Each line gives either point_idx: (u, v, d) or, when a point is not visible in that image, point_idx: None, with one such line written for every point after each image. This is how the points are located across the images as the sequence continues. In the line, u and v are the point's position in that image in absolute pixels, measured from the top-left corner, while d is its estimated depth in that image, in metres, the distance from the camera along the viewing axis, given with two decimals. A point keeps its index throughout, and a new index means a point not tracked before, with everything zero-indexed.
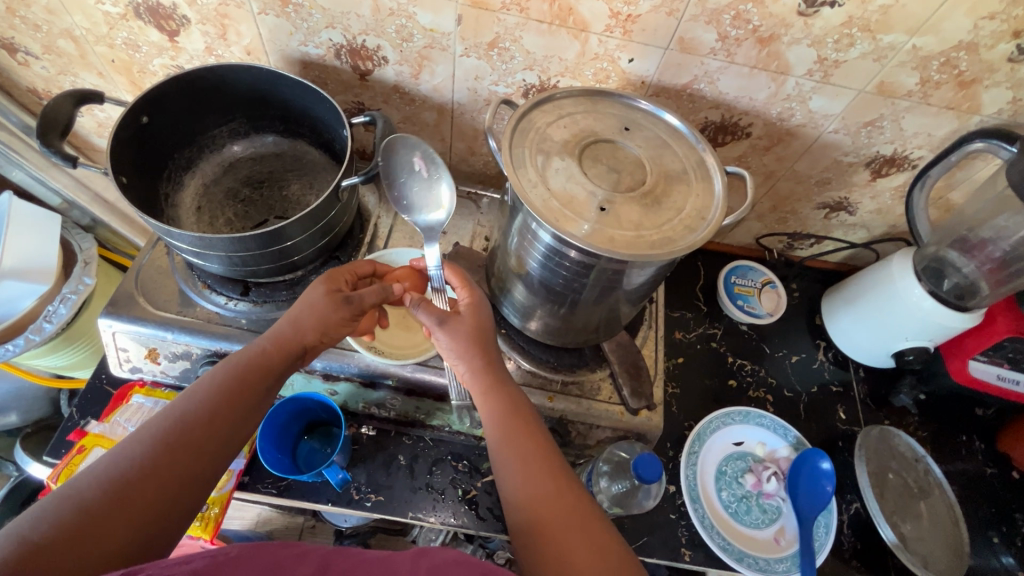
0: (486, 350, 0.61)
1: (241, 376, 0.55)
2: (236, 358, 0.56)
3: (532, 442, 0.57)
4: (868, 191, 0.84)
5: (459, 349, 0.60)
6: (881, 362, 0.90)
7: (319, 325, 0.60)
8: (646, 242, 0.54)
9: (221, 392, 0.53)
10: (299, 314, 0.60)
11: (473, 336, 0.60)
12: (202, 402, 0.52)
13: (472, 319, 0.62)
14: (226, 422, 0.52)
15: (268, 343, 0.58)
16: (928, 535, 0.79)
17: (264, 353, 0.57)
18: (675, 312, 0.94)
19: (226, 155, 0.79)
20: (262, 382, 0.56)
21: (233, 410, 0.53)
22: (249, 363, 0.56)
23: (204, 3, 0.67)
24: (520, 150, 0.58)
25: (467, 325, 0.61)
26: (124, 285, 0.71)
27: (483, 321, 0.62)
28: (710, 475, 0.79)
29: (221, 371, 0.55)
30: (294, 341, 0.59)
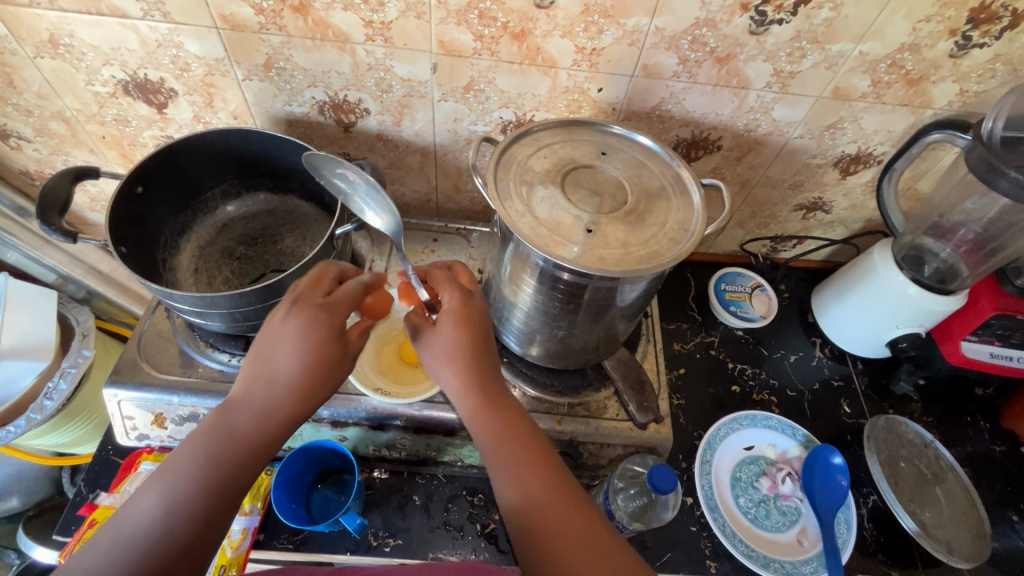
0: (477, 364, 0.58)
1: (229, 454, 0.48)
2: (212, 425, 0.50)
3: (528, 454, 0.56)
4: (841, 189, 0.88)
5: (445, 362, 0.59)
6: (876, 352, 0.92)
7: (315, 385, 0.52)
8: (634, 257, 0.56)
9: (205, 479, 0.46)
10: (290, 367, 0.51)
11: (459, 350, 0.59)
12: (189, 494, 0.45)
13: (460, 335, 0.59)
14: (219, 509, 0.46)
15: (251, 409, 0.50)
16: (948, 520, 0.79)
17: (250, 420, 0.50)
18: (671, 324, 0.96)
19: (220, 216, 0.81)
20: (247, 456, 0.49)
21: (224, 495, 0.46)
22: (230, 434, 0.48)
23: (191, 74, 0.71)
24: (504, 184, 0.60)
25: (457, 342, 0.59)
26: (127, 353, 0.71)
27: (474, 336, 0.59)
28: (725, 483, 0.79)
29: (206, 445, 0.48)
30: (286, 411, 0.51)
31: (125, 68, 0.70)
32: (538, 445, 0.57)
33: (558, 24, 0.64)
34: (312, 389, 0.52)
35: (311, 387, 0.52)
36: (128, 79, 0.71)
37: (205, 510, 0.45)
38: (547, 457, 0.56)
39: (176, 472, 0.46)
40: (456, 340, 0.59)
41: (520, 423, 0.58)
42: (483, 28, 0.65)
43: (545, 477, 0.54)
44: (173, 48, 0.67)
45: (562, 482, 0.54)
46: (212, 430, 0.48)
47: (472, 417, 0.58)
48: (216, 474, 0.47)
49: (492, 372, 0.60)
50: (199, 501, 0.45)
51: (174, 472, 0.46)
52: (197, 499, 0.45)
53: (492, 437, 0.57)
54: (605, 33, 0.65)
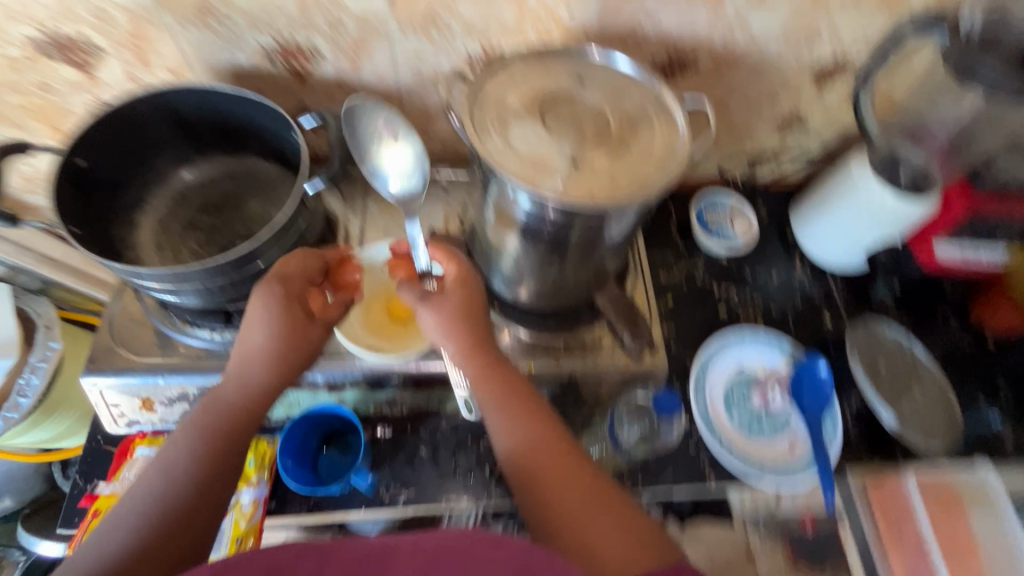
0: (472, 330, 0.61)
1: (222, 429, 0.56)
2: (207, 407, 0.57)
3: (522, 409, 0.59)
4: (817, 102, 0.87)
5: (445, 331, 0.61)
6: (854, 264, 0.94)
7: (284, 358, 0.58)
8: (622, 187, 0.54)
9: (199, 451, 0.55)
10: (257, 344, 0.57)
11: (457, 318, 0.61)
12: (190, 468, 0.54)
13: (458, 310, 0.61)
14: (214, 477, 0.54)
15: (235, 389, 0.57)
16: (924, 411, 0.84)
17: (233, 399, 0.57)
18: (655, 255, 0.96)
19: (176, 185, 0.75)
20: (237, 430, 0.57)
21: (218, 465, 0.55)
22: (219, 414, 0.57)
23: (117, 26, 0.63)
24: (481, 122, 0.57)
25: (455, 317, 0.61)
26: (100, 339, 0.67)
27: (470, 309, 0.62)
28: (718, 400, 0.82)
29: (200, 426, 0.56)
30: (264, 384, 0.58)
31: (39, 25, 0.62)
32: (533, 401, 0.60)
33: None
34: (282, 362, 0.58)
35: (283, 361, 0.58)
36: (45, 38, 0.63)
37: (202, 481, 0.54)
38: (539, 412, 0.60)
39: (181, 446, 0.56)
40: (453, 317, 0.60)
41: (514, 382, 0.61)
42: None
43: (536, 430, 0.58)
44: None
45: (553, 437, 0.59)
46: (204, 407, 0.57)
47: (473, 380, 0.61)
48: (209, 448, 0.55)
49: (487, 336, 0.62)
50: (196, 477, 0.54)
51: (178, 448, 0.55)
52: (195, 473, 0.54)
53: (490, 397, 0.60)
54: None
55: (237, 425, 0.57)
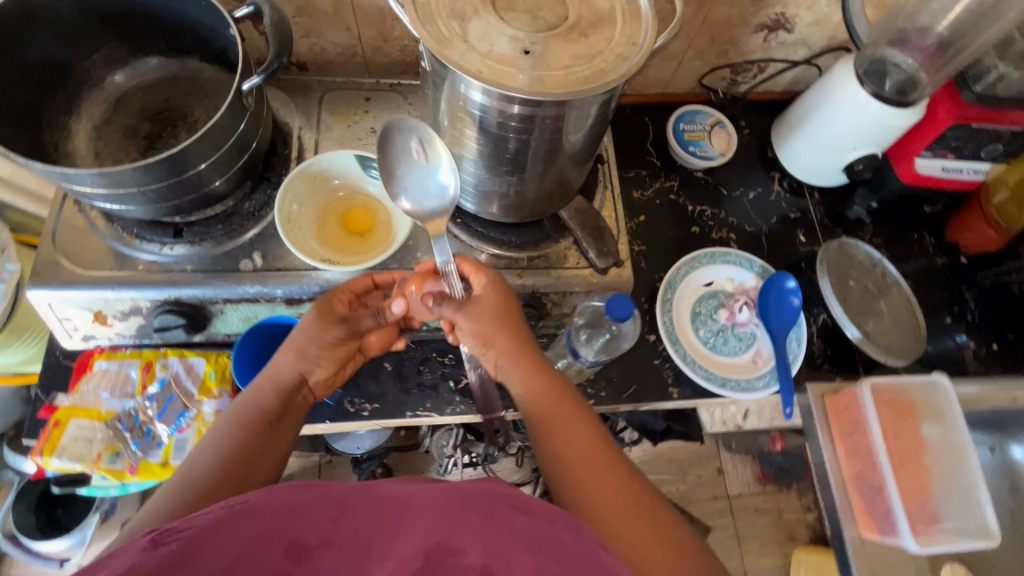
0: (513, 332, 0.62)
1: (255, 420, 0.57)
2: (240, 405, 0.59)
3: (564, 399, 0.59)
4: (804, 1, 0.81)
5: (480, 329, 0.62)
6: (833, 179, 0.91)
7: (318, 355, 0.62)
8: (579, 77, 0.50)
9: (229, 442, 0.55)
10: (294, 341, 0.61)
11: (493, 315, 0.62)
12: (223, 452, 0.54)
13: (493, 303, 0.62)
14: (246, 459, 0.54)
15: (263, 385, 0.60)
16: (889, 326, 0.85)
17: (261, 396, 0.60)
18: (629, 172, 0.93)
19: (110, 90, 0.70)
20: (268, 423, 0.58)
21: (249, 449, 0.55)
22: (251, 411, 0.58)
23: None
24: (427, 7, 0.52)
25: (490, 309, 0.62)
26: (42, 252, 0.65)
27: (506, 305, 0.62)
28: (685, 317, 0.82)
29: (234, 420, 0.57)
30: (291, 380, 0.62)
31: None
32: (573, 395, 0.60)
33: None
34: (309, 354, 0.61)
35: (308, 354, 0.61)
36: None
37: (234, 459, 0.54)
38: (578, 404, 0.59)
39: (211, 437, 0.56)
40: (492, 313, 0.62)
41: (553, 374, 0.62)
42: None
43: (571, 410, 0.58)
44: None
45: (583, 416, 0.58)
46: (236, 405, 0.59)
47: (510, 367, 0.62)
48: (237, 435, 0.56)
49: (524, 336, 0.63)
50: (227, 456, 0.54)
51: (211, 440, 0.55)
52: (224, 454, 0.54)
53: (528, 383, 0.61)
54: None
55: (270, 419, 0.58)
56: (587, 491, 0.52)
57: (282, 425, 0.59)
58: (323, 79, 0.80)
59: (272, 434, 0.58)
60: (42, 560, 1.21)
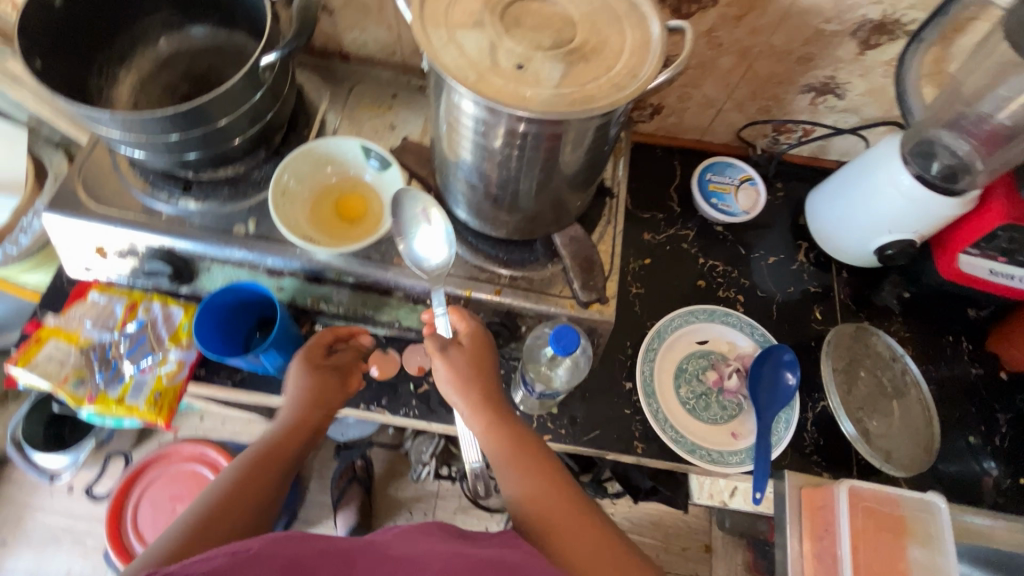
0: (483, 381, 0.65)
1: (260, 461, 0.61)
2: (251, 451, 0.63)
3: (541, 470, 0.61)
4: (857, 68, 0.76)
5: (460, 378, 0.64)
6: (864, 261, 0.85)
7: (317, 393, 0.67)
8: (565, 99, 0.49)
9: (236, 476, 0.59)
10: (294, 388, 0.67)
11: (467, 369, 0.65)
12: (229, 487, 0.58)
13: (472, 351, 0.66)
14: (250, 496, 0.58)
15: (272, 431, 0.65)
16: (896, 430, 0.76)
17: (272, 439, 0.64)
18: (645, 213, 0.90)
19: (161, 50, 0.76)
20: (275, 467, 0.62)
21: (255, 485, 0.59)
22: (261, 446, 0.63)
23: None
24: (434, 10, 0.53)
25: (467, 356, 0.65)
26: (67, 184, 0.70)
27: (483, 353, 0.66)
28: (669, 373, 0.78)
29: (243, 460, 0.61)
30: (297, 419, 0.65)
31: None
32: (548, 459, 0.62)
33: None
34: (312, 398, 0.66)
35: (313, 395, 0.66)
36: None
37: (238, 490, 0.58)
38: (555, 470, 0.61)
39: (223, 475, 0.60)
40: (470, 364, 0.65)
41: (524, 436, 0.63)
42: None
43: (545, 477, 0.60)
44: None
45: (559, 483, 0.60)
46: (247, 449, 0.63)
47: (485, 437, 0.63)
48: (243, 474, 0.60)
49: (496, 391, 0.66)
50: (233, 488, 0.58)
51: (222, 479, 0.59)
52: (226, 489, 0.58)
53: (504, 454, 0.62)
54: None
55: (272, 461, 0.62)
56: (569, 559, 0.55)
57: (288, 462, 0.63)
58: (358, 71, 0.83)
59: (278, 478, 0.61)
60: (36, 471, 1.26)
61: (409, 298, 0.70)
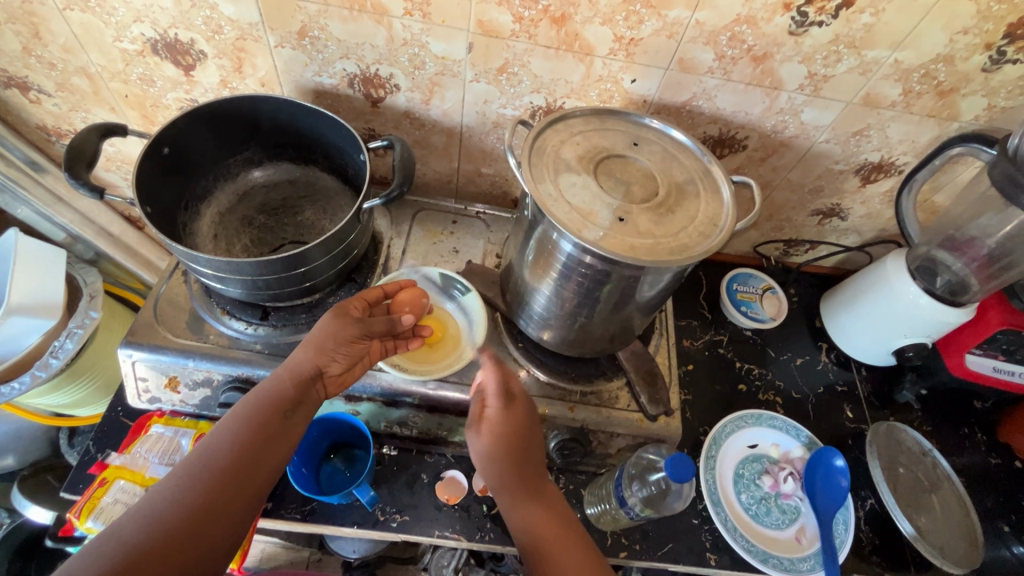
0: (523, 457, 0.61)
1: (268, 412, 0.58)
2: (259, 390, 0.60)
3: (544, 508, 0.60)
4: (859, 197, 0.89)
5: (495, 454, 0.60)
6: (881, 360, 0.93)
7: (334, 350, 0.62)
8: (663, 248, 0.56)
9: (246, 428, 0.57)
10: (310, 338, 0.62)
11: (510, 444, 0.61)
12: (241, 435, 0.56)
13: (511, 416, 0.62)
14: (256, 445, 0.57)
15: (284, 373, 0.61)
16: (943, 526, 0.81)
17: (280, 384, 0.60)
18: (681, 321, 0.97)
19: (241, 183, 0.80)
20: (282, 412, 0.59)
21: (259, 435, 0.57)
22: (275, 398, 0.59)
23: (223, 37, 0.70)
24: (537, 169, 0.60)
25: (497, 427, 0.62)
26: (142, 315, 0.71)
27: (522, 419, 0.63)
28: (728, 479, 0.80)
29: (247, 406, 0.58)
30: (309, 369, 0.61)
31: (156, 26, 0.69)
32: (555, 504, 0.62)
33: (600, 11, 0.64)
34: (322, 347, 0.62)
35: (323, 345, 0.62)
36: (157, 38, 0.70)
37: (245, 448, 0.56)
38: (558, 511, 0.61)
39: (230, 418, 0.58)
40: (513, 438, 0.61)
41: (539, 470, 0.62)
42: (523, 9, 0.64)
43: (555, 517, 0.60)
44: (207, 9, 0.67)
45: (566, 524, 0.59)
46: (254, 391, 0.60)
47: (507, 496, 0.60)
48: (251, 423, 0.57)
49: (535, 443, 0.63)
50: (241, 444, 0.56)
51: (229, 424, 0.57)
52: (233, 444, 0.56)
53: (518, 495, 0.60)
54: (644, 23, 0.65)
55: (284, 408, 0.59)
56: None
57: (299, 412, 0.60)
58: (418, 199, 0.90)
59: (284, 425, 0.59)
60: None
61: None
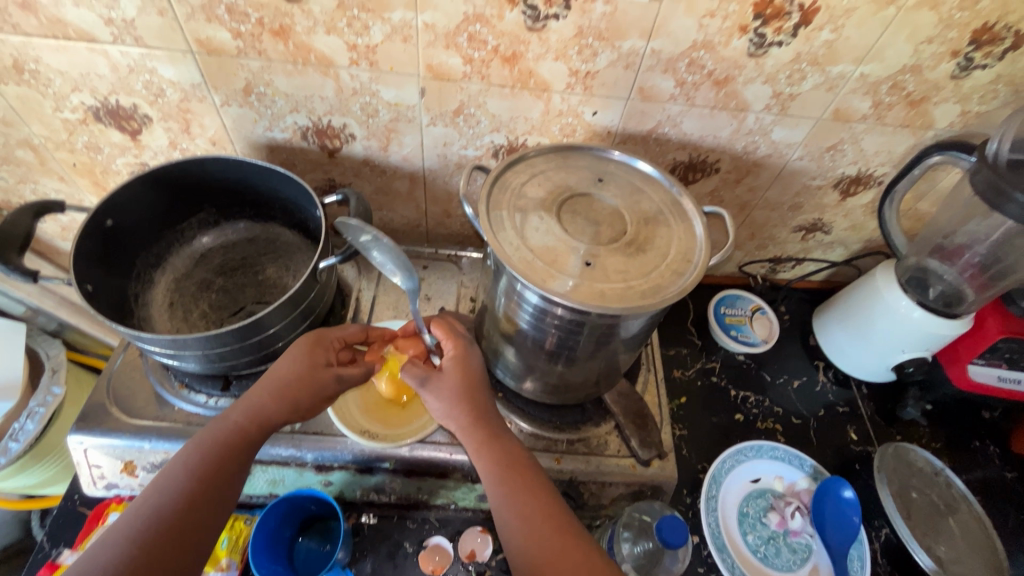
0: (474, 406, 0.58)
1: (221, 458, 0.53)
2: (210, 436, 0.55)
3: (536, 501, 0.54)
4: (840, 211, 0.86)
5: (447, 409, 0.58)
6: (882, 376, 0.89)
7: (307, 401, 0.58)
8: (636, 292, 0.53)
9: (196, 478, 0.52)
10: (275, 383, 0.57)
11: (457, 391, 0.58)
12: (190, 484, 0.51)
13: (456, 373, 0.60)
14: (209, 499, 0.52)
15: (242, 420, 0.56)
16: (965, 553, 0.75)
17: (234, 431, 0.55)
18: (670, 350, 0.93)
19: (197, 247, 0.77)
20: (238, 459, 0.54)
21: (211, 488, 0.52)
22: (228, 440, 0.54)
23: (167, 100, 0.67)
24: (496, 215, 0.57)
25: (452, 382, 0.59)
26: (94, 397, 0.67)
27: (482, 407, 0.59)
28: (732, 519, 0.75)
29: (196, 455, 0.53)
30: (274, 415, 0.57)
31: (95, 94, 0.66)
32: (547, 496, 0.55)
33: (552, 46, 0.62)
34: (291, 396, 0.57)
35: (293, 391, 0.57)
36: (98, 105, 0.68)
37: (196, 501, 0.51)
38: (551, 506, 0.54)
39: (177, 468, 0.52)
40: (463, 385, 0.59)
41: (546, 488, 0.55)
42: (472, 51, 0.62)
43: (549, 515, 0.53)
44: (146, 73, 0.64)
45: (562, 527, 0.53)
46: (203, 436, 0.55)
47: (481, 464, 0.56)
48: (201, 475, 0.52)
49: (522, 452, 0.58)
50: (190, 497, 0.51)
51: (177, 473, 0.52)
52: (181, 497, 0.51)
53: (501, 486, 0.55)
54: (599, 56, 0.63)
55: (239, 456, 0.55)
56: None
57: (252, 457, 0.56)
58: None
59: (239, 476, 0.54)
60: None
61: (466, 478, 0.67)
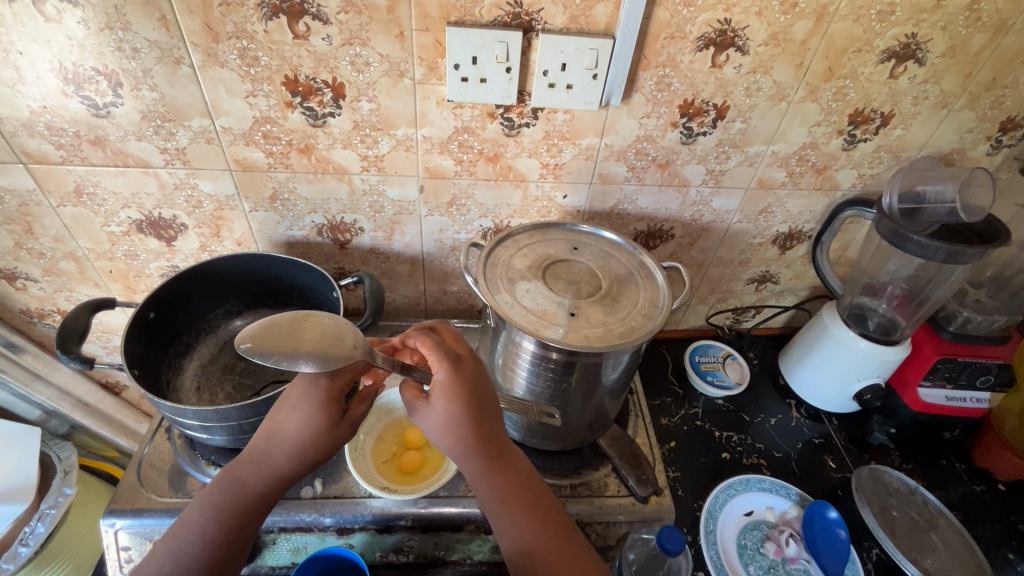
0: (476, 437, 0.59)
1: (238, 521, 0.57)
2: (226, 500, 0.57)
3: (539, 529, 0.58)
4: (783, 263, 1.00)
5: (443, 439, 0.59)
6: (846, 407, 0.98)
7: (317, 457, 0.59)
8: (614, 333, 0.63)
9: (216, 542, 0.55)
10: (289, 443, 0.58)
11: (458, 425, 0.58)
12: (210, 546, 0.55)
13: (458, 408, 0.58)
14: (226, 560, 0.55)
15: (259, 482, 0.58)
16: (951, 565, 0.80)
17: (253, 494, 0.58)
18: (656, 399, 1.01)
19: (222, 335, 0.85)
20: (253, 520, 0.58)
21: (230, 550, 0.56)
22: (243, 502, 0.58)
23: (203, 210, 0.79)
24: (493, 282, 0.68)
25: (448, 415, 0.58)
26: (126, 481, 0.71)
27: (489, 437, 0.60)
28: (732, 552, 0.80)
29: (215, 522, 0.56)
30: (289, 474, 0.59)
31: (142, 209, 0.78)
32: (550, 524, 0.58)
33: (525, 147, 0.77)
34: (304, 456, 0.59)
35: (307, 453, 0.59)
36: (143, 218, 0.79)
37: (216, 565, 0.55)
38: (555, 534, 0.58)
39: (193, 537, 0.55)
40: (453, 416, 0.58)
41: (549, 517, 0.59)
42: (462, 154, 0.76)
43: (543, 526, 0.58)
44: (188, 189, 0.76)
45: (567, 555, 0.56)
46: (220, 498, 0.57)
47: (475, 480, 0.59)
48: (219, 540, 0.56)
49: (528, 480, 0.61)
50: (211, 562, 0.55)
51: (198, 535, 0.55)
52: (201, 565, 0.54)
53: (496, 501, 0.59)
54: (564, 151, 0.78)
55: (252, 517, 0.58)
56: None
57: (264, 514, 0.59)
58: (389, 322, 0.97)
59: (253, 534, 0.58)
60: None
61: (480, 529, 0.71)
